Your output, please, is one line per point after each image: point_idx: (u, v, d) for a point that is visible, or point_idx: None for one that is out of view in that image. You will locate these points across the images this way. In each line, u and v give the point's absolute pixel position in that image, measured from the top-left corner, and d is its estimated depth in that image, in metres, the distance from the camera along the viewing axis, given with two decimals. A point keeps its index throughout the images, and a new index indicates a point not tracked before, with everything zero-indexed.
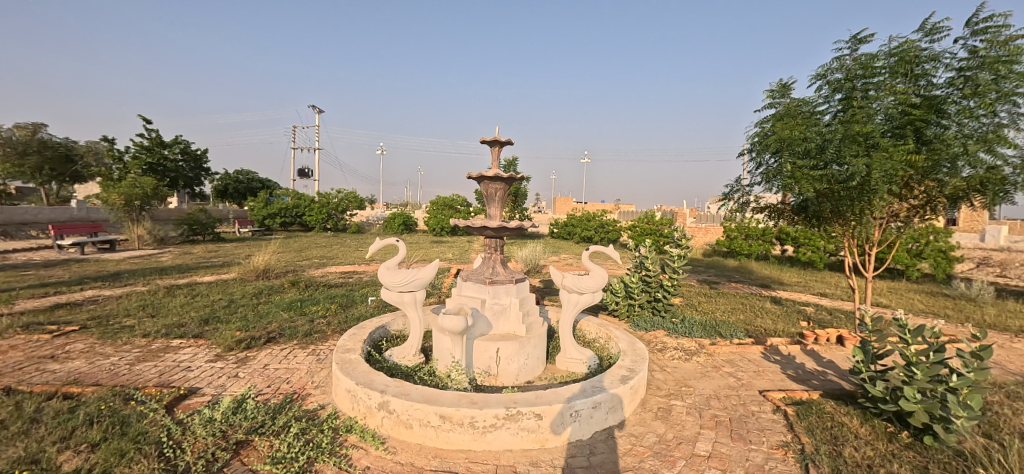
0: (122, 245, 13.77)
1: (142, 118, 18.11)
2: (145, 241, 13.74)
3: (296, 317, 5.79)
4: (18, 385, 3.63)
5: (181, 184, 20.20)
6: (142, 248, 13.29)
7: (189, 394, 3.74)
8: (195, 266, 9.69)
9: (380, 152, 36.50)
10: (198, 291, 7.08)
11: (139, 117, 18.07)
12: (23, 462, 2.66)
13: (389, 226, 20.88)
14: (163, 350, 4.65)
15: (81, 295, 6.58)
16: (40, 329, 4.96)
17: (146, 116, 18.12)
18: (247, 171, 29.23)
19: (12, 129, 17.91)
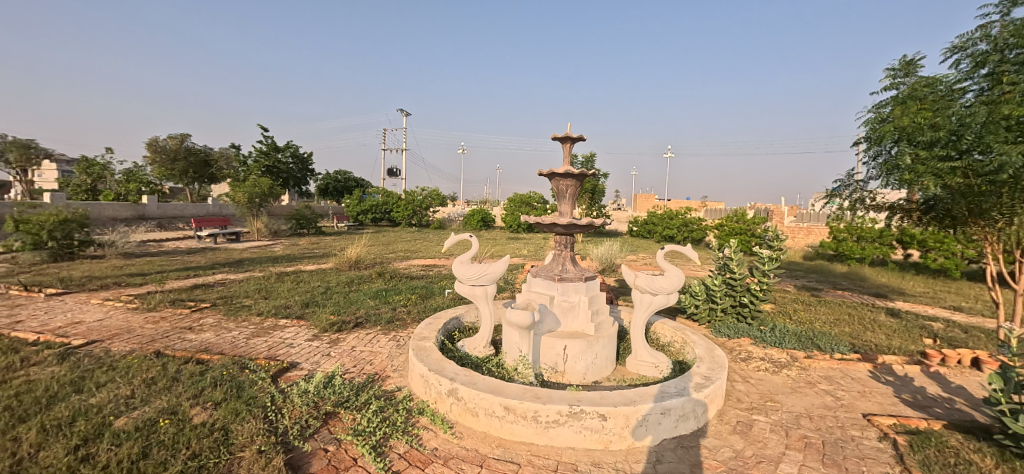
0: (247, 236, 15.99)
1: (261, 127, 21.05)
2: (263, 234, 15.76)
3: (381, 305, 6.33)
4: (166, 350, 4.46)
5: (292, 184, 22.92)
6: (260, 238, 15.41)
7: (291, 368, 4.27)
8: (300, 256, 10.99)
9: (462, 150, 37.89)
10: (302, 277, 8.05)
11: (259, 127, 20.99)
12: (166, 412, 3.19)
13: (469, 223, 21.70)
14: (272, 327, 5.37)
15: (211, 278, 7.83)
16: (182, 304, 6.02)
17: (264, 126, 20.98)
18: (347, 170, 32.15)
19: (166, 140, 21.72)
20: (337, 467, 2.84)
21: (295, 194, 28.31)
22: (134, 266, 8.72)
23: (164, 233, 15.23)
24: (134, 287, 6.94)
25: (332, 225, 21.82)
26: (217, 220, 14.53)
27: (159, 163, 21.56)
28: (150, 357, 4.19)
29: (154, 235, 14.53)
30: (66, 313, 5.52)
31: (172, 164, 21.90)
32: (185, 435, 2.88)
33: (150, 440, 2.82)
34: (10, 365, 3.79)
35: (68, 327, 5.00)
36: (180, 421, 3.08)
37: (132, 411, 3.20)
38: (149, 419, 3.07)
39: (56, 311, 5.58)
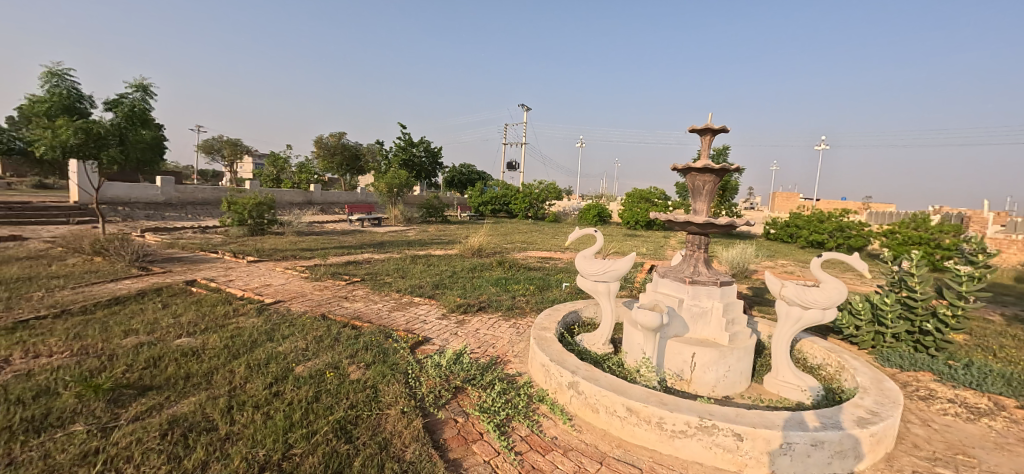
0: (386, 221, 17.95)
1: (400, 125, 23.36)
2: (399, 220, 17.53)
3: (502, 292, 6.61)
4: (329, 314, 5.25)
5: (424, 176, 25.06)
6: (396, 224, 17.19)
7: (424, 341, 4.69)
8: (429, 241, 12.01)
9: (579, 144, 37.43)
10: (432, 261, 8.78)
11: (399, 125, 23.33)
12: (330, 365, 3.72)
13: (584, 218, 21.47)
14: (408, 303, 5.96)
15: (361, 256, 8.97)
16: (339, 277, 7.01)
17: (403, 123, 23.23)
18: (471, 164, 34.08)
19: (328, 137, 25.38)
20: (466, 438, 3.04)
21: (425, 185, 30.89)
22: (304, 242, 10.40)
23: (325, 216, 17.88)
24: (305, 260, 8.28)
25: (456, 215, 23.38)
26: (363, 207, 16.55)
27: (322, 157, 25.35)
28: (318, 318, 4.97)
29: (317, 217, 17.13)
30: (260, 276, 6.82)
31: (332, 158, 25.56)
32: (345, 388, 3.32)
33: (321, 387, 3.30)
34: (227, 313, 4.79)
35: (262, 287, 6.16)
36: (341, 375, 3.56)
37: (306, 361, 3.79)
38: (319, 369, 3.61)
39: (254, 274, 6.92)
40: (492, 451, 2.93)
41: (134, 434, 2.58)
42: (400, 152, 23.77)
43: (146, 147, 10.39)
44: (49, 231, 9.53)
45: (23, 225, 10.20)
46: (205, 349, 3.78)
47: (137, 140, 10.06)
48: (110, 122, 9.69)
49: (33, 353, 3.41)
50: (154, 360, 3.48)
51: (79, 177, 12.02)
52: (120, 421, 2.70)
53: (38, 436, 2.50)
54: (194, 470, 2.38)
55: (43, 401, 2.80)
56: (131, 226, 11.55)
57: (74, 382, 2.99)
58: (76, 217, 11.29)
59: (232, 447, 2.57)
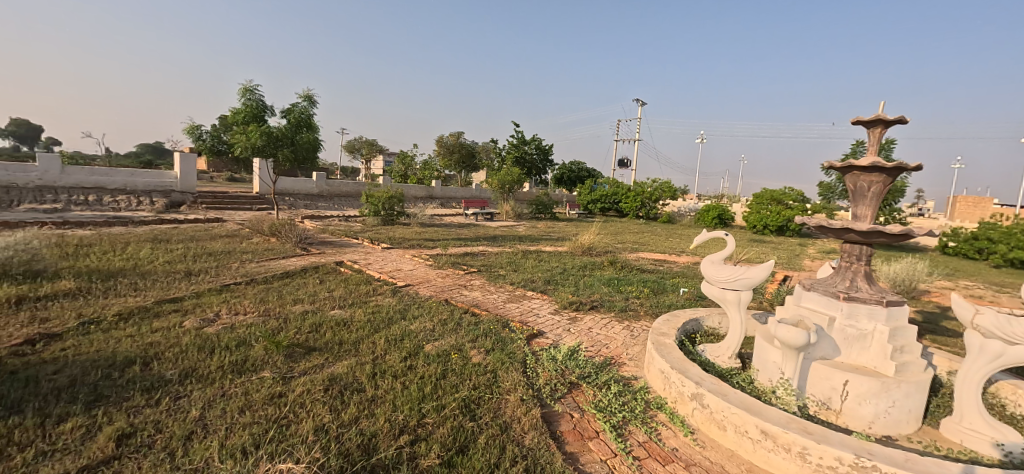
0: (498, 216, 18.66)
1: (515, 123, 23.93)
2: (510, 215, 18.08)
3: (614, 292, 6.46)
4: (451, 300, 5.64)
5: (535, 173, 25.43)
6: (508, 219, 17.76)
7: (538, 334, 4.78)
8: (539, 237, 12.21)
9: (700, 140, 34.67)
10: (544, 257, 8.92)
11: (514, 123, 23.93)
12: (454, 347, 4.01)
13: (703, 220, 19.92)
14: (522, 296, 6.14)
15: (476, 248, 9.47)
16: (458, 266, 7.50)
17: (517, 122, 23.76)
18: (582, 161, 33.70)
19: (448, 137, 27.16)
20: (582, 435, 3.04)
21: (536, 182, 31.40)
22: (427, 233, 11.29)
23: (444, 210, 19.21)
24: (429, 249, 9.00)
25: (565, 212, 23.39)
26: (477, 202, 17.43)
27: (443, 155, 27.21)
28: (442, 303, 5.38)
29: (437, 211, 18.46)
30: (392, 261, 7.60)
31: (451, 155, 27.31)
32: (468, 369, 3.55)
33: (448, 366, 3.58)
34: (368, 291, 5.43)
35: (394, 271, 6.86)
36: (464, 357, 3.81)
37: (434, 341, 4.13)
38: (445, 350, 3.91)
39: (387, 259, 7.72)
40: (609, 451, 2.89)
41: (305, 385, 3.06)
42: (513, 149, 24.43)
43: (310, 147, 12.23)
44: (238, 216, 11.73)
45: (221, 210, 12.69)
46: (353, 321, 4.34)
47: (302, 141, 11.88)
48: (283, 127, 11.61)
49: (233, 310, 4.24)
50: (316, 326, 4.09)
51: (262, 173, 14.67)
52: (294, 373, 3.23)
53: (240, 376, 3.11)
54: (350, 422, 2.75)
55: (242, 349, 3.47)
56: (293, 213, 13.68)
57: (261, 337, 3.65)
58: (256, 204, 13.70)
59: (377, 408, 2.91)
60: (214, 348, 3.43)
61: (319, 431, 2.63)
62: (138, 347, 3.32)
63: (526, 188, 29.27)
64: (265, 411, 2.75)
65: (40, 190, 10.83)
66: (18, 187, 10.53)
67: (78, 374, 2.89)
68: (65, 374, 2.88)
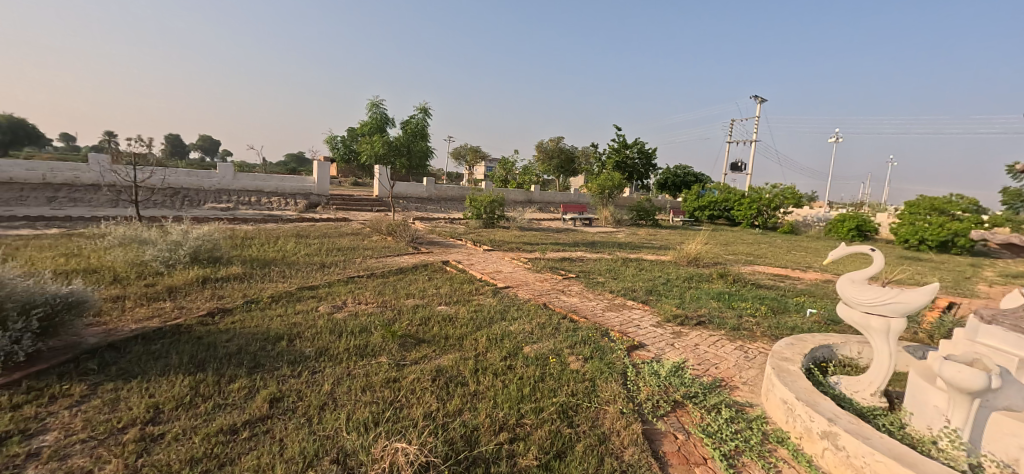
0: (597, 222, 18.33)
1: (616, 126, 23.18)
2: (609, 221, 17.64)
3: (726, 308, 5.96)
4: (549, 304, 5.67)
5: (635, 177, 24.34)
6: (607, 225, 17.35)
7: (639, 346, 4.59)
8: (640, 245, 11.75)
9: (833, 140, 30.56)
10: (645, 265, 8.56)
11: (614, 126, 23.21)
12: (552, 352, 4.03)
13: (835, 231, 17.51)
14: (622, 306, 5.96)
15: (575, 254, 9.41)
16: (556, 271, 7.51)
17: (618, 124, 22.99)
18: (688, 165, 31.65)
19: (548, 142, 27.40)
20: (688, 459, 2.86)
21: (638, 188, 30.27)
22: (525, 236, 11.50)
23: (542, 214, 19.40)
24: (527, 253, 9.15)
25: (669, 220, 22.17)
26: (576, 207, 17.28)
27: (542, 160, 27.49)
28: (540, 307, 5.43)
29: (536, 215, 18.70)
30: (493, 263, 7.86)
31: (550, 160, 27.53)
32: (566, 375, 3.55)
33: (546, 370, 3.62)
34: (471, 291, 5.70)
35: (495, 273, 7.10)
36: (562, 363, 3.81)
37: (532, 344, 4.19)
38: (542, 354, 3.94)
39: (488, 261, 8.02)
40: None
41: (416, 373, 3.31)
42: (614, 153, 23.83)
43: None
44: (360, 216, 13.05)
45: (347, 211, 14.23)
46: (458, 318, 4.59)
47: None
48: None
49: (357, 300, 4.74)
50: (425, 320, 4.39)
51: (380, 179, 16.18)
52: (407, 362, 3.51)
53: (362, 360, 3.47)
54: (454, 412, 2.91)
55: (363, 336, 3.86)
56: (406, 215, 14.85)
57: (379, 327, 4.02)
58: (375, 206, 15.13)
59: (479, 403, 3.04)
60: (342, 332, 3.87)
61: (428, 417, 2.83)
62: (285, 326, 3.86)
63: (626, 194, 28.36)
64: (382, 393, 3.02)
65: (218, 192, 13.18)
66: (204, 189, 12.94)
67: (242, 344, 3.45)
68: (234, 343, 3.46)
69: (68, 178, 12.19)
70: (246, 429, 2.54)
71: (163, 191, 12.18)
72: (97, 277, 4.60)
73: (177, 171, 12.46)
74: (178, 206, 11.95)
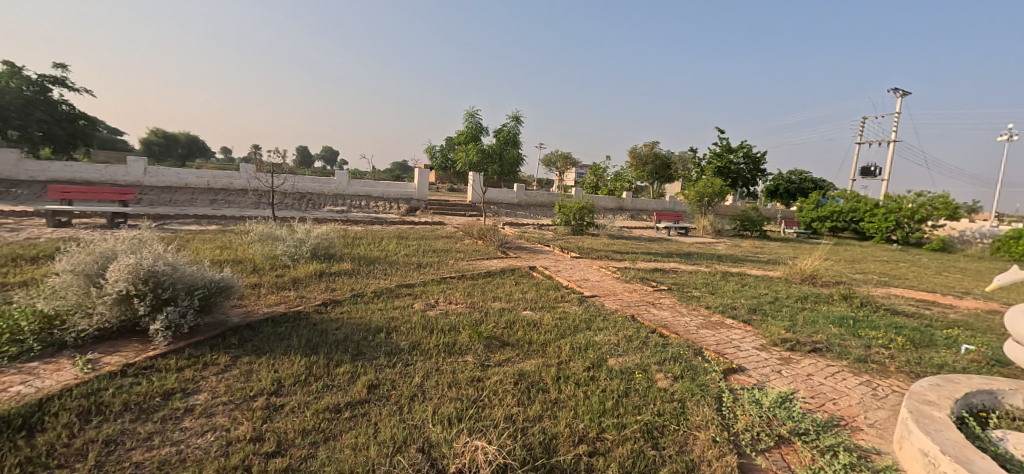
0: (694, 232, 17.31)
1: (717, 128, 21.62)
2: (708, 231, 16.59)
3: (848, 336, 5.27)
4: (638, 317, 5.48)
5: (740, 184, 22.44)
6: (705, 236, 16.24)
7: (739, 370, 4.23)
8: (744, 258, 10.85)
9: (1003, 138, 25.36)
10: (748, 281, 7.87)
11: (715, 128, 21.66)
12: (639, 367, 3.90)
13: (1003, 249, 14.55)
14: (720, 324, 5.56)
15: (667, 265, 8.97)
16: (647, 282, 7.24)
17: (721, 127, 21.43)
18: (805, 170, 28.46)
19: (641, 147, 26.46)
20: None
21: (743, 195, 27.97)
22: (615, 245, 11.23)
23: (634, 222, 18.79)
24: (617, 261, 8.94)
25: (780, 231, 20.17)
26: (670, 215, 16.40)
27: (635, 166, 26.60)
28: (628, 319, 5.28)
29: (628, 223, 18.13)
30: (581, 271, 7.82)
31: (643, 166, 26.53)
32: (652, 393, 3.43)
33: (630, 385, 3.52)
34: (556, 297, 5.72)
35: (582, 281, 7.05)
36: (649, 380, 3.68)
37: (618, 356, 4.11)
38: (628, 368, 3.84)
39: (575, 268, 7.97)
40: None
41: (498, 375, 3.44)
42: (715, 159, 22.22)
43: None
44: (454, 220, 13.75)
45: (443, 215, 15.08)
46: (543, 324, 4.65)
47: None
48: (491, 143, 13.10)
49: (448, 300, 5.03)
50: (511, 324, 4.52)
51: (473, 185, 16.89)
52: (491, 363, 3.66)
53: (451, 357, 3.68)
54: (534, 418, 2.98)
55: (453, 334, 4.09)
56: (497, 220, 15.34)
57: (467, 327, 4.23)
58: (469, 211, 15.83)
59: (560, 412, 3.07)
60: (433, 329, 4.14)
61: (509, 420, 2.92)
62: (384, 319, 4.23)
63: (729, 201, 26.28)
64: (467, 391, 3.19)
65: (336, 197, 14.84)
66: (324, 194, 14.65)
67: (349, 333, 3.86)
68: (342, 331, 3.88)
69: (223, 184, 14.59)
70: (348, 409, 2.84)
71: (292, 196, 14.07)
72: (240, 267, 5.44)
73: (303, 178, 14.31)
74: (302, 208, 13.68)
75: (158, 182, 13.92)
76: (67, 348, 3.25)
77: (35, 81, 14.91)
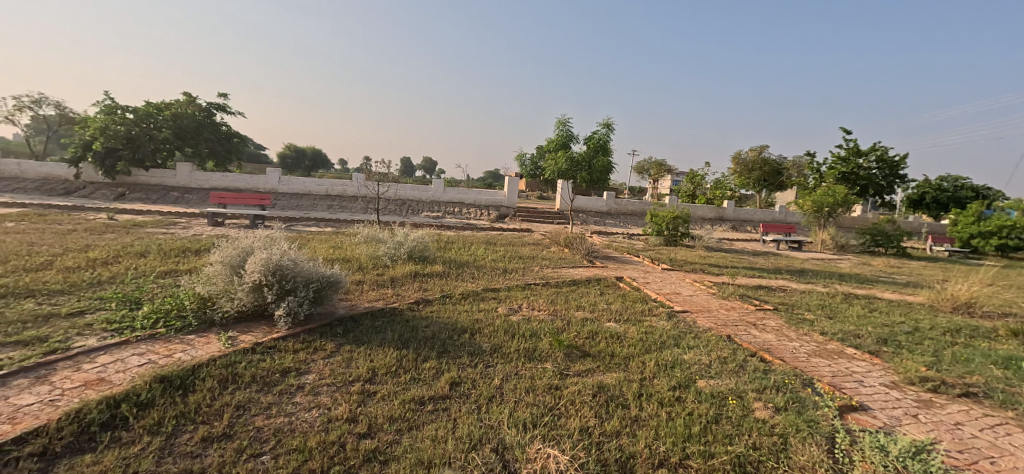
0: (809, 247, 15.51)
1: (842, 129, 19.10)
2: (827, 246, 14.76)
3: (1016, 381, 4.32)
4: (735, 337, 5.05)
5: (870, 192, 19.49)
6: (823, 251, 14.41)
7: (860, 409, 3.65)
8: (873, 278, 9.45)
9: None
10: (876, 306, 6.84)
11: (839, 129, 19.16)
12: (733, 393, 3.60)
13: None
14: (837, 353, 4.90)
15: (774, 282, 8.14)
16: (748, 301, 6.66)
17: (847, 127, 18.92)
18: (960, 177, 24.03)
19: (747, 152, 24.35)
20: None
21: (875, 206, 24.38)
22: (713, 258, 10.49)
23: (737, 234, 17.36)
24: (714, 276, 8.35)
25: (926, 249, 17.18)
26: (781, 227, 14.84)
27: (739, 173, 24.54)
28: (723, 339, 4.90)
29: (730, 235, 16.76)
30: (672, 284, 7.44)
31: (749, 173, 24.36)
32: (747, 423, 3.16)
33: (721, 411, 3.29)
34: (643, 311, 5.53)
35: (672, 295, 6.71)
36: (744, 408, 3.40)
37: (709, 378, 3.85)
38: (720, 393, 3.57)
39: (666, 281, 7.61)
40: None
41: (577, 385, 3.43)
42: (839, 164, 19.59)
43: None
44: (541, 227, 13.91)
45: (532, 223, 15.31)
46: (627, 337, 4.53)
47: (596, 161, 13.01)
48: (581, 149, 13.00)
49: (531, 306, 5.13)
50: (592, 334, 4.47)
51: (563, 193, 16.93)
52: (570, 372, 3.66)
53: (530, 362, 3.76)
54: (611, 434, 2.92)
55: (534, 340, 4.17)
56: (585, 228, 15.19)
57: (548, 335, 4.28)
58: (556, 218, 15.90)
59: (639, 431, 2.97)
60: (515, 334, 4.26)
61: (584, 432, 2.91)
62: (470, 320, 4.45)
63: (857, 212, 23.02)
64: (544, 398, 3.24)
65: (432, 204, 15.90)
66: (422, 201, 15.84)
67: (437, 331, 4.13)
68: (431, 329, 4.17)
69: (339, 191, 16.40)
70: (431, 403, 3.05)
71: (394, 202, 15.46)
72: (348, 265, 6.10)
73: (403, 186, 15.66)
74: (403, 213, 14.90)
75: (288, 190, 16.24)
76: (215, 325, 3.93)
77: (204, 107, 18.15)
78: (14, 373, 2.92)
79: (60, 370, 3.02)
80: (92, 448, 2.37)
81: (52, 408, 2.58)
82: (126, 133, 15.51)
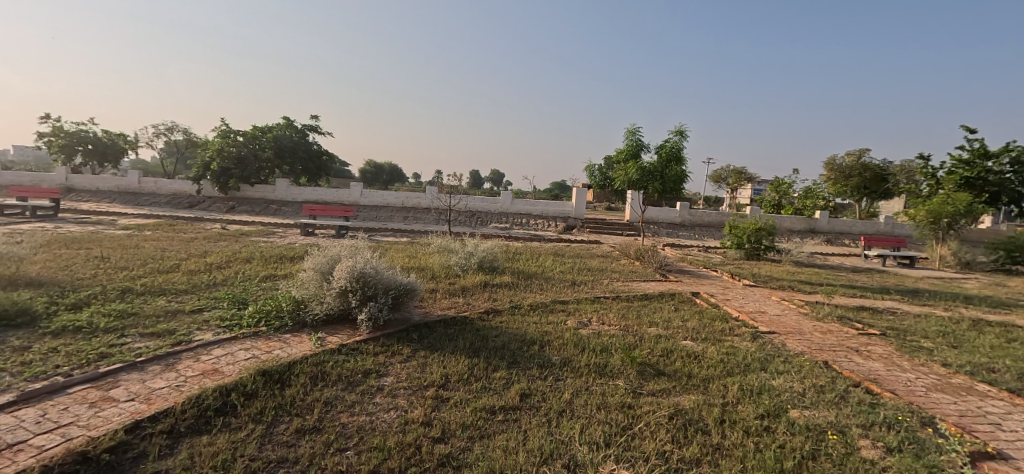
0: (923, 263, 13.68)
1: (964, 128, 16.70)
2: (947, 263, 13.13)
3: None
4: (833, 364, 4.57)
5: (1004, 199, 16.62)
6: (942, 269, 12.58)
7: (999, 456, 3.11)
8: (1010, 301, 8.09)
9: None
10: (1015, 335, 5.83)
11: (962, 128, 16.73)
12: (833, 427, 3.25)
13: None
14: (965, 389, 4.24)
15: (879, 303, 7.25)
16: (849, 323, 5.99)
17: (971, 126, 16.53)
18: None
19: (844, 157, 22.12)
20: None
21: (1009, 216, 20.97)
22: (804, 274, 9.60)
23: (832, 247, 15.78)
24: (805, 294, 7.64)
25: None
26: (888, 240, 13.22)
27: (833, 180, 22.29)
28: (819, 365, 4.46)
29: (824, 248, 15.25)
30: (756, 302, 6.92)
31: (845, 180, 22.07)
32: (850, 462, 2.84)
33: (819, 447, 2.99)
34: (723, 330, 5.18)
35: (756, 313, 6.23)
36: (847, 445, 3.05)
37: (803, 409, 3.51)
38: (817, 426, 3.24)
39: (749, 298, 7.09)
40: None
41: (652, 406, 3.30)
42: (961, 167, 17.14)
43: None
44: (611, 240, 13.62)
45: (601, 234, 15.06)
46: (705, 357, 4.28)
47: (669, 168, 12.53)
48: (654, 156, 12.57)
49: (602, 321, 5.01)
50: (668, 353, 4.28)
51: (635, 204, 16.45)
52: (644, 391, 3.54)
53: (601, 378, 3.69)
54: (690, 461, 2.77)
55: (604, 355, 4.10)
56: (658, 240, 14.63)
57: (619, 350, 4.18)
58: (627, 230, 15.50)
59: (721, 460, 2.79)
60: (585, 348, 4.20)
61: (660, 456, 2.78)
62: (539, 333, 4.46)
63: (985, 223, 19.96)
64: (616, 416, 3.16)
65: (501, 215, 16.24)
66: (491, 211, 16.26)
67: (506, 341, 4.20)
68: (501, 338, 4.25)
69: (415, 203, 17.30)
70: (501, 413, 3.10)
71: (465, 213, 16.02)
72: (422, 274, 6.40)
73: (474, 197, 16.19)
74: (473, 224, 15.38)
75: (370, 203, 17.43)
76: (307, 326, 4.31)
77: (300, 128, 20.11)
78: (151, 359, 3.42)
79: (185, 359, 3.48)
80: (208, 430, 2.69)
81: (178, 392, 2.98)
82: (237, 153, 17.61)
